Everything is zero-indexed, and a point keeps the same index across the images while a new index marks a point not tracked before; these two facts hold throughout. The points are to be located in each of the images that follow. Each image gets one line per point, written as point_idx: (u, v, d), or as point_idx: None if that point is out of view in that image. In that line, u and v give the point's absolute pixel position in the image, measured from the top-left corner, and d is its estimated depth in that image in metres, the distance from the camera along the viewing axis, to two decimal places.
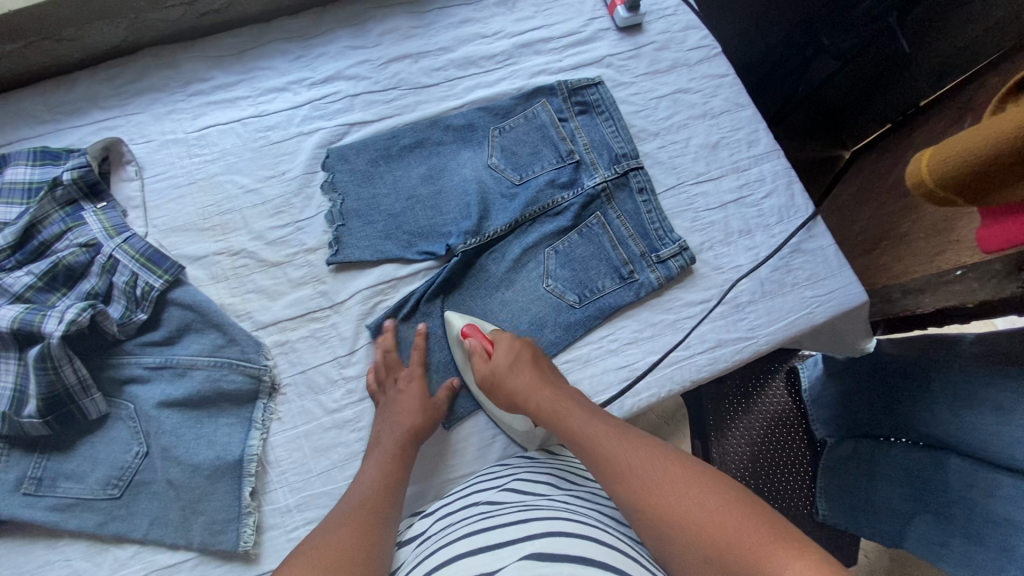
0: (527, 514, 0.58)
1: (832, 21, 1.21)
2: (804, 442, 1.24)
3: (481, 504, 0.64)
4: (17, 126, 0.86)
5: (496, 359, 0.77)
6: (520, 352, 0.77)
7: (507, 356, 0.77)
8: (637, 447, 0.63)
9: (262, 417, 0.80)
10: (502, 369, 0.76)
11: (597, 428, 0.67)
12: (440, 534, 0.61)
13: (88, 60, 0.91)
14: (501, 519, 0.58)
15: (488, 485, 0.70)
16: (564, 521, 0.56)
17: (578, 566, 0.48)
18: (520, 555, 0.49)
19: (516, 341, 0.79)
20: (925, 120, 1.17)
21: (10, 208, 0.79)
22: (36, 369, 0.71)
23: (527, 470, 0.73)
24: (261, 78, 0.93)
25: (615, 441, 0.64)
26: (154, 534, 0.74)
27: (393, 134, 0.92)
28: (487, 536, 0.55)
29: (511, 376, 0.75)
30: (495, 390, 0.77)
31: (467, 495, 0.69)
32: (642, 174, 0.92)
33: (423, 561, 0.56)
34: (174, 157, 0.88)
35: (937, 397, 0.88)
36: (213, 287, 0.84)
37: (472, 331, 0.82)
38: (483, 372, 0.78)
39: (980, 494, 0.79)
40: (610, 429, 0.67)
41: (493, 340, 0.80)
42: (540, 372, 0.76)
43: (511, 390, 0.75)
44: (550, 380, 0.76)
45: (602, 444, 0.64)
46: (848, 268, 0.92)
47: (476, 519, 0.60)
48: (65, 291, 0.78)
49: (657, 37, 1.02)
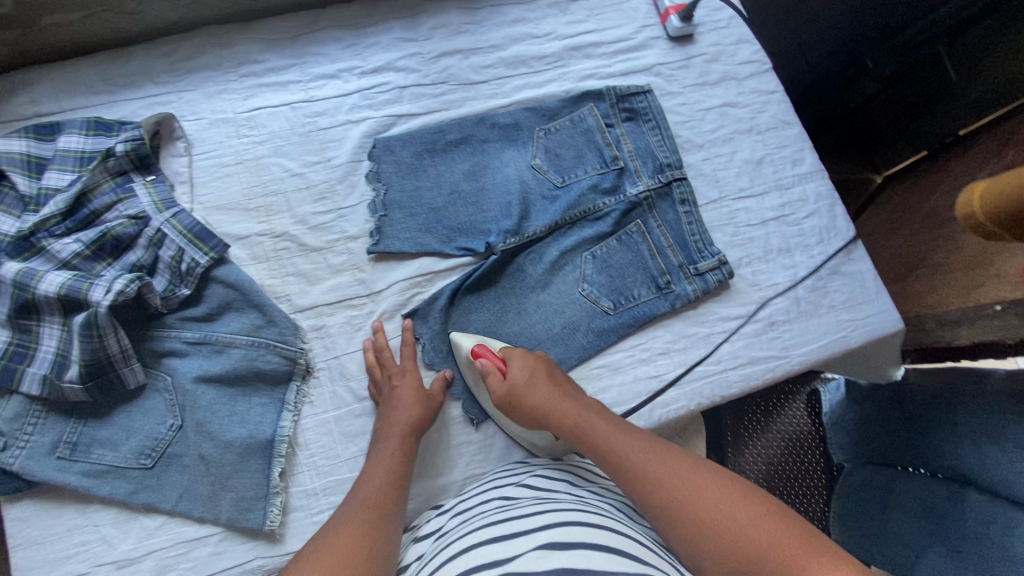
0: (542, 506, 0.58)
1: (876, 44, 1.21)
2: (822, 466, 1.22)
3: (496, 500, 0.64)
4: (71, 94, 0.88)
5: (512, 376, 0.75)
6: (535, 366, 0.76)
7: (522, 373, 0.75)
8: (666, 462, 0.62)
9: (295, 399, 0.81)
10: (520, 387, 0.74)
11: (622, 444, 0.65)
12: (456, 527, 0.61)
13: (144, 34, 0.92)
14: (518, 512, 0.58)
15: (504, 482, 0.70)
16: (582, 512, 0.56)
17: (595, 553, 0.48)
18: (536, 544, 0.49)
19: (529, 356, 0.77)
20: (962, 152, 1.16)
21: (63, 174, 0.80)
22: (82, 336, 0.72)
23: (545, 467, 0.72)
24: (312, 63, 0.94)
25: (642, 455, 0.63)
26: (182, 506, 0.75)
27: (439, 128, 0.93)
28: (502, 527, 0.54)
29: (527, 395, 0.73)
30: (513, 408, 0.74)
31: (484, 491, 0.69)
32: (685, 185, 0.92)
33: (439, 552, 0.56)
34: (223, 137, 0.89)
35: (961, 431, 0.88)
36: (254, 267, 0.85)
37: (482, 351, 0.79)
38: (499, 392, 0.75)
39: (997, 532, 0.77)
40: (637, 442, 0.65)
41: (505, 358, 0.78)
42: (557, 383, 0.75)
43: (530, 409, 0.72)
44: (567, 391, 0.74)
45: (632, 463, 0.62)
46: (886, 295, 0.93)
47: (494, 513, 0.60)
48: (111, 261, 0.79)
49: (707, 49, 1.02)
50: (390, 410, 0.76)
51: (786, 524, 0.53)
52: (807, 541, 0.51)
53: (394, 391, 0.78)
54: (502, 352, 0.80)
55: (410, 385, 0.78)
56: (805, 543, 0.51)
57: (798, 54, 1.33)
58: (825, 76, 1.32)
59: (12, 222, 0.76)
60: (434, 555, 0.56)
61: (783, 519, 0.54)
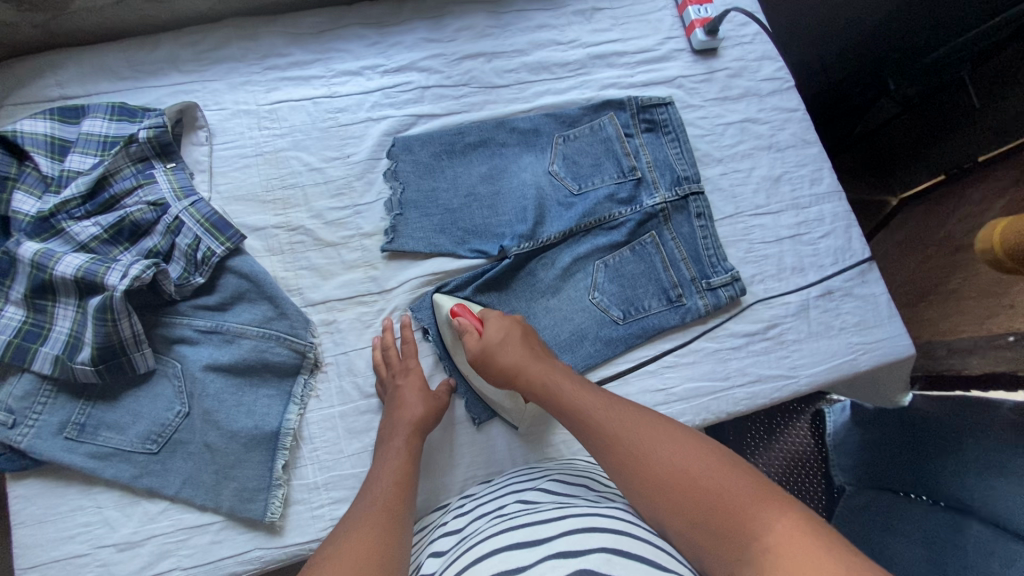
0: (556, 510, 0.58)
1: (900, 66, 1.19)
2: (823, 487, 1.18)
3: (514, 504, 0.64)
4: (97, 79, 0.88)
5: (487, 336, 0.75)
6: (511, 329, 0.75)
7: (497, 333, 0.75)
8: (629, 416, 0.62)
9: (301, 393, 0.81)
10: (494, 345, 0.74)
11: (590, 403, 0.65)
12: (476, 531, 0.60)
13: (172, 23, 0.93)
14: (535, 516, 0.57)
15: (519, 486, 0.70)
16: (600, 517, 0.56)
17: (616, 559, 0.47)
18: (555, 551, 0.49)
19: (506, 319, 0.77)
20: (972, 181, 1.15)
21: (85, 158, 0.81)
22: (97, 319, 0.72)
23: (560, 472, 0.72)
24: (336, 60, 0.94)
25: (605, 411, 0.63)
26: (185, 493, 0.75)
27: (459, 130, 0.93)
28: (519, 532, 0.54)
29: (501, 353, 0.73)
30: (485, 367, 0.74)
31: (499, 495, 0.69)
32: (702, 200, 0.92)
33: (459, 556, 0.55)
34: (244, 128, 0.90)
35: (967, 461, 0.87)
36: (268, 259, 0.85)
37: (461, 311, 0.80)
38: (472, 350, 0.75)
39: (995, 563, 0.74)
40: (602, 399, 0.66)
41: (483, 319, 0.78)
42: (530, 344, 0.75)
43: (502, 367, 0.72)
44: (539, 352, 0.74)
45: (595, 417, 0.63)
46: (898, 319, 0.92)
47: (509, 517, 0.59)
48: (128, 246, 0.80)
49: (731, 64, 1.02)
50: (395, 410, 0.76)
51: (740, 477, 0.53)
52: (761, 495, 0.51)
53: (399, 390, 0.78)
54: (480, 314, 0.80)
55: (415, 385, 0.78)
56: (752, 493, 0.51)
57: (820, 70, 1.27)
58: (848, 96, 1.29)
59: (32, 202, 0.77)
60: (453, 559, 0.56)
61: (736, 468, 0.54)
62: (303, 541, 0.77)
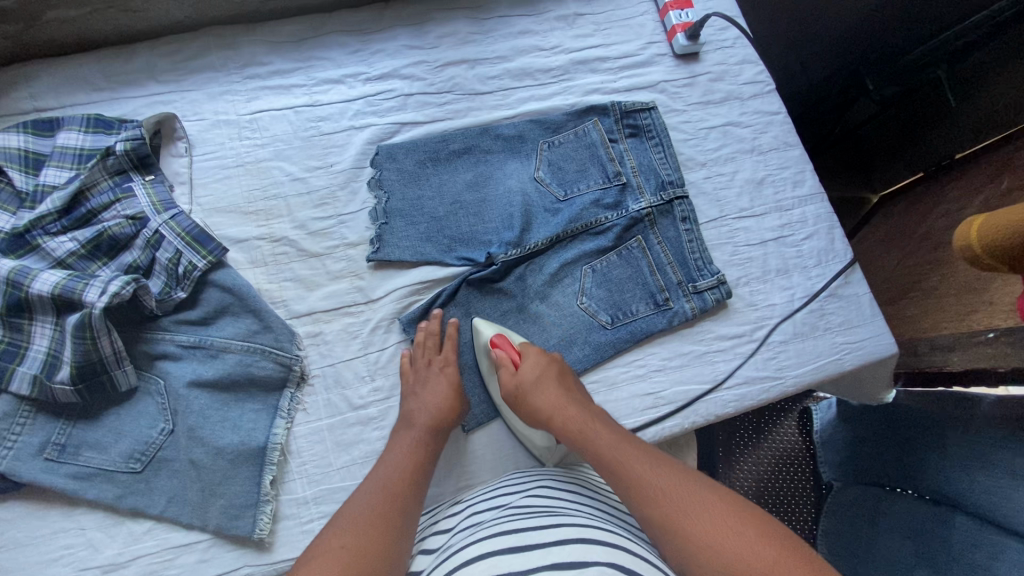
0: (559, 519, 0.57)
1: (877, 66, 1.21)
2: (811, 484, 1.21)
3: (506, 508, 0.64)
4: (72, 90, 0.87)
5: (523, 372, 0.76)
6: (547, 367, 0.77)
7: (533, 371, 0.76)
8: (667, 472, 0.62)
9: (288, 406, 0.80)
10: (528, 384, 0.75)
11: (627, 451, 0.66)
12: (468, 533, 0.59)
13: (149, 32, 0.91)
14: (528, 523, 0.56)
15: (511, 490, 0.69)
16: (592, 529, 0.55)
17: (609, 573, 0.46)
18: (549, 562, 0.48)
19: (544, 355, 0.79)
20: (949, 180, 1.17)
21: (60, 171, 0.79)
22: (76, 337, 0.71)
23: (551, 478, 0.72)
24: (317, 68, 0.93)
25: (642, 463, 0.64)
26: (171, 512, 0.74)
27: (443, 137, 0.92)
28: (515, 537, 0.53)
29: (536, 392, 0.74)
30: (519, 405, 0.76)
31: (491, 498, 0.69)
32: (687, 203, 0.92)
33: (450, 557, 0.54)
34: (225, 138, 0.88)
35: (950, 455, 0.88)
36: (252, 271, 0.84)
37: (501, 341, 0.80)
38: (508, 385, 0.76)
39: (983, 556, 0.76)
40: (640, 452, 0.66)
41: (521, 353, 0.79)
42: (567, 387, 0.76)
43: (537, 407, 0.74)
44: (575, 396, 0.75)
45: (630, 470, 0.63)
46: (880, 318, 0.93)
47: (503, 520, 0.59)
48: (106, 261, 0.78)
49: (713, 68, 1.02)
50: (421, 398, 0.76)
51: (790, 554, 0.51)
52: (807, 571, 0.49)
53: (428, 377, 0.79)
54: (519, 346, 0.81)
55: (442, 379, 0.79)
56: (801, 570, 0.49)
57: (799, 71, 1.30)
58: (826, 96, 1.31)
59: (7, 218, 0.76)
60: (443, 558, 0.55)
61: (781, 541, 0.53)
62: (293, 557, 0.76)
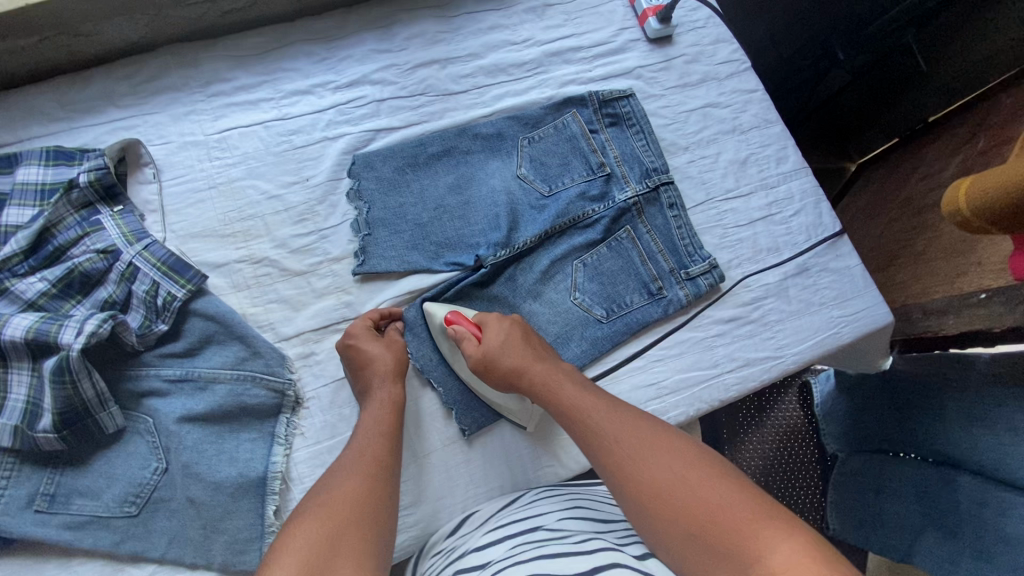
0: (586, 545, 0.55)
1: (846, 34, 1.22)
2: (815, 456, 1.22)
3: (538, 527, 0.61)
4: (28, 123, 0.83)
5: (487, 340, 0.73)
6: (511, 330, 0.74)
7: (497, 336, 0.74)
8: (631, 420, 0.62)
9: (285, 432, 0.78)
10: (493, 350, 0.72)
11: (592, 405, 0.65)
12: (502, 555, 0.57)
13: (104, 56, 0.87)
14: (564, 547, 0.54)
15: (540, 509, 0.67)
16: (629, 559, 0.52)
17: None
18: None
19: (505, 320, 0.76)
20: (928, 143, 1.18)
21: (23, 212, 0.74)
22: (54, 382, 0.68)
23: (578, 497, 0.70)
24: (284, 80, 0.90)
25: (607, 414, 0.63)
26: (173, 553, 0.71)
27: (419, 141, 0.90)
28: (554, 560, 0.51)
29: (501, 359, 0.72)
30: (487, 371, 0.73)
31: (519, 516, 0.66)
32: (673, 189, 0.91)
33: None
34: (194, 160, 0.85)
35: (951, 416, 0.87)
36: (235, 296, 0.82)
37: (456, 318, 0.78)
38: (473, 355, 0.74)
39: (991, 513, 0.77)
40: (607, 403, 0.65)
41: (482, 324, 0.77)
42: (532, 345, 0.74)
43: (503, 373, 0.72)
44: (541, 354, 0.73)
45: (599, 423, 0.63)
46: (874, 288, 0.93)
47: (538, 544, 0.57)
48: (80, 299, 0.75)
49: (687, 50, 1.01)
50: (365, 369, 0.76)
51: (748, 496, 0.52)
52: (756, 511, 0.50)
53: (366, 344, 0.77)
54: (476, 318, 0.78)
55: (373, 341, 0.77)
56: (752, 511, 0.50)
57: (769, 47, 1.30)
58: (798, 69, 1.30)
59: None
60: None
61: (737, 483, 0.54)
62: None
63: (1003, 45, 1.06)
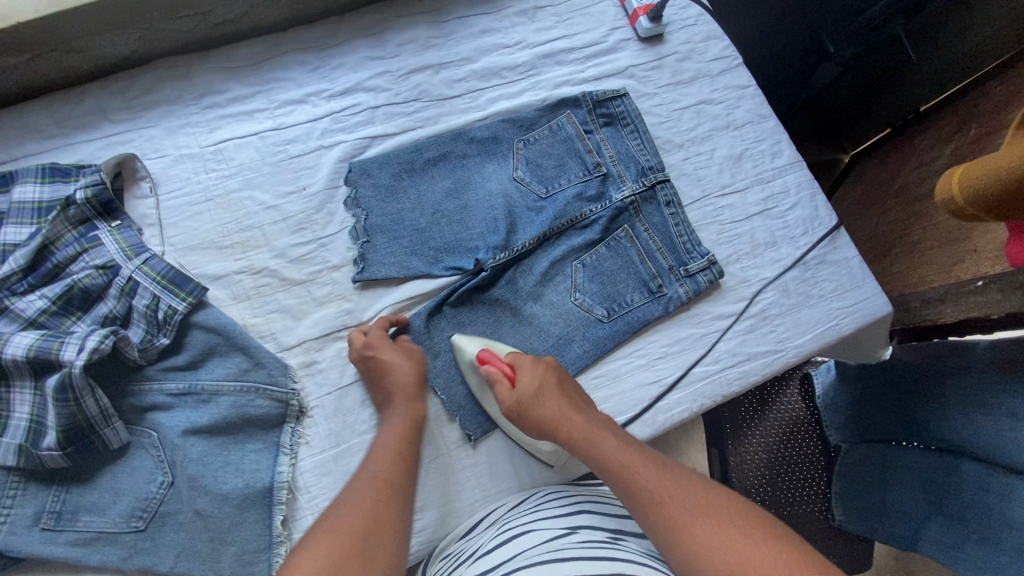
0: (596, 549, 0.54)
1: (835, 28, 1.22)
2: (819, 448, 1.21)
3: (546, 529, 0.61)
4: (23, 141, 0.83)
5: (521, 387, 0.73)
6: (546, 377, 0.74)
7: (532, 382, 0.73)
8: (676, 479, 0.61)
9: (290, 442, 0.78)
10: (528, 398, 0.72)
11: (635, 457, 0.64)
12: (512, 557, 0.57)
13: (97, 71, 0.87)
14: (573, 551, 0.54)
15: (547, 512, 0.67)
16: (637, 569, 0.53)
17: None
18: None
19: (539, 365, 0.76)
20: (919, 133, 1.18)
21: (19, 229, 0.74)
22: (57, 400, 0.68)
23: (583, 500, 0.70)
24: (277, 90, 0.90)
25: (651, 470, 0.62)
26: (180, 567, 0.71)
27: (415, 147, 0.90)
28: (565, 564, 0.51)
29: (537, 405, 0.71)
30: (520, 417, 0.72)
31: (526, 521, 0.66)
32: (669, 186, 0.91)
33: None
34: (190, 173, 0.85)
35: (951, 403, 0.88)
36: (235, 307, 0.82)
37: (489, 356, 0.77)
38: (506, 400, 0.73)
39: (995, 499, 0.78)
40: (649, 459, 0.64)
41: (515, 363, 0.76)
42: (569, 396, 0.73)
43: (538, 420, 0.71)
44: (578, 404, 0.73)
45: (640, 476, 0.61)
46: (873, 279, 0.93)
47: (547, 545, 0.56)
48: (80, 315, 0.75)
49: (678, 48, 1.01)
50: (382, 378, 0.76)
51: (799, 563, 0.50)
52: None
53: (384, 356, 0.77)
54: (509, 357, 0.78)
55: (390, 351, 0.77)
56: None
57: (761, 42, 1.33)
58: (789, 62, 1.32)
59: None
60: None
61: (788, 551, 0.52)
62: None
63: (991, 34, 1.06)
